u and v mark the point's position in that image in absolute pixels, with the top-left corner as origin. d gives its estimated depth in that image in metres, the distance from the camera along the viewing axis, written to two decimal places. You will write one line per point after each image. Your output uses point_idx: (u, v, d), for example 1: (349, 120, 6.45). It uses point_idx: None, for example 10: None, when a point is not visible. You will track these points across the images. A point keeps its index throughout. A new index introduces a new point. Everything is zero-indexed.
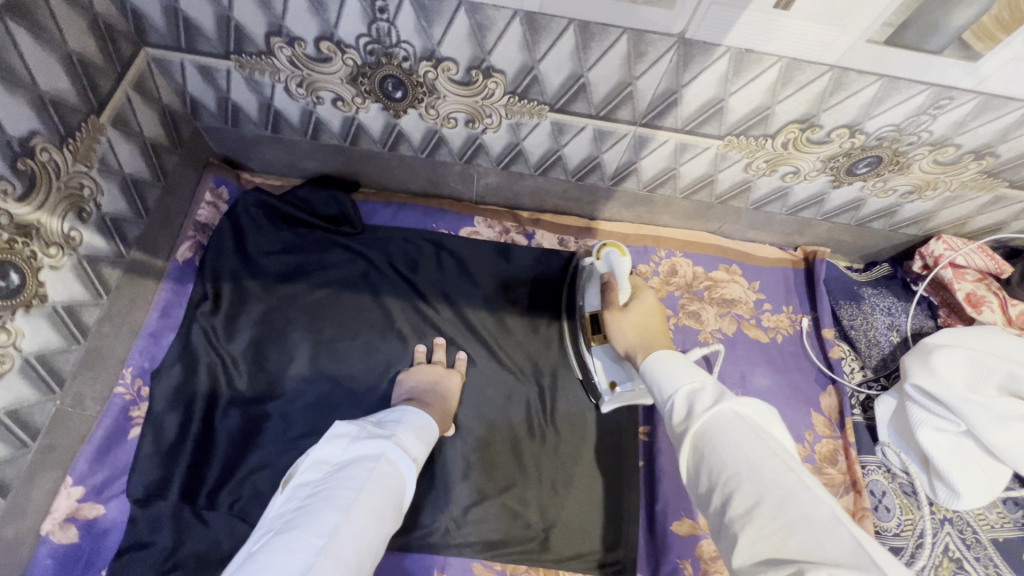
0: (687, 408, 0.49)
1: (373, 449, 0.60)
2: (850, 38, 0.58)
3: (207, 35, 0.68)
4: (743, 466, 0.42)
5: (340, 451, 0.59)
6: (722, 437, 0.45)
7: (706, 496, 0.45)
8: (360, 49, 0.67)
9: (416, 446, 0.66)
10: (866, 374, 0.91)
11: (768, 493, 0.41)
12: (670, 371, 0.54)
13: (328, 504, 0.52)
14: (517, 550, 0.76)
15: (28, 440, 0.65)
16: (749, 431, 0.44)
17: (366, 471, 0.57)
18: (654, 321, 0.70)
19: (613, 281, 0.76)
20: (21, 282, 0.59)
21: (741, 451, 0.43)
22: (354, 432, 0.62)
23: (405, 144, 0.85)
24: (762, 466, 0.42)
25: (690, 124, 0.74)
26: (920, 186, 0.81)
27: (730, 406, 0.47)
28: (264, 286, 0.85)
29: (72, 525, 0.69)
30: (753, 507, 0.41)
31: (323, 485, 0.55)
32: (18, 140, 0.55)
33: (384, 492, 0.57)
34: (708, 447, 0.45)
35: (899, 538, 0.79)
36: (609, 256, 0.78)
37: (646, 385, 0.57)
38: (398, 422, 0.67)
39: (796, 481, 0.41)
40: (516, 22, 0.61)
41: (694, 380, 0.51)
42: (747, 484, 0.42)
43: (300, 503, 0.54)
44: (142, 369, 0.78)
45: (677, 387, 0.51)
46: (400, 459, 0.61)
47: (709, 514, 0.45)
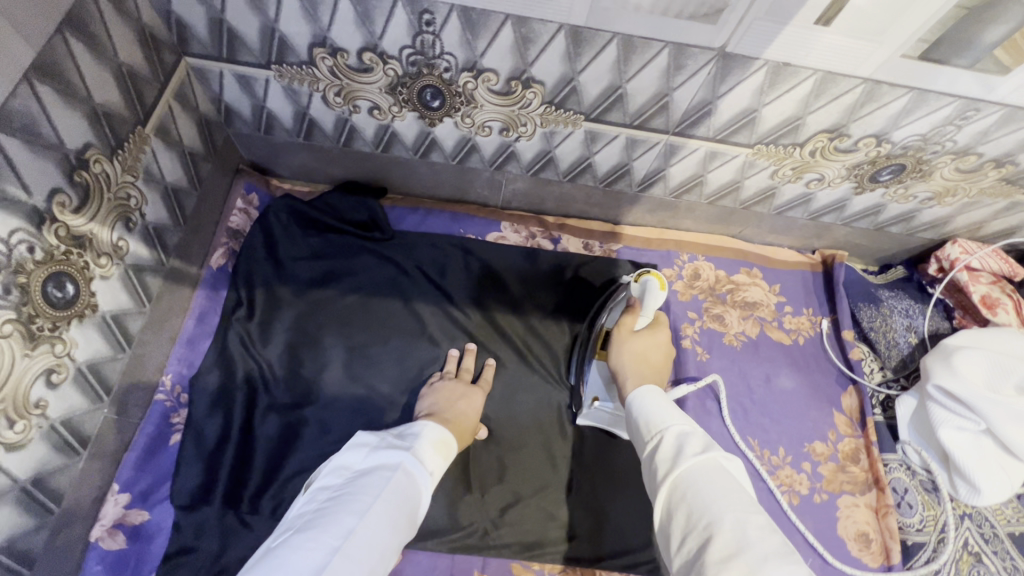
0: (673, 448, 0.52)
1: (392, 458, 0.62)
2: (887, 52, 0.60)
3: (249, 46, 0.69)
4: (724, 514, 0.45)
5: (361, 460, 0.62)
6: (707, 483, 0.48)
7: (680, 538, 0.47)
8: (403, 60, 0.68)
9: (434, 461, 0.66)
10: (886, 374, 0.93)
11: (747, 545, 0.43)
12: (658, 410, 0.58)
13: (346, 508, 0.54)
14: (554, 550, 0.78)
15: (80, 448, 0.64)
16: (732, 484, 0.48)
17: (383, 479, 0.59)
18: (655, 360, 0.73)
19: (639, 305, 0.76)
20: (75, 292, 0.59)
21: (725, 500, 0.46)
22: (374, 442, 0.64)
23: (437, 151, 0.86)
24: (745, 521, 0.45)
25: (722, 133, 0.75)
26: (940, 193, 0.84)
27: (716, 456, 0.50)
28: (297, 292, 0.86)
29: (120, 531, 0.69)
30: (730, 556, 0.43)
31: (341, 490, 0.58)
32: (74, 152, 0.56)
33: (401, 500, 0.58)
34: (691, 489, 0.48)
35: (922, 533, 0.81)
36: (647, 284, 0.74)
37: (631, 416, 0.61)
38: (417, 434, 0.68)
39: (776, 542, 0.44)
40: (561, 36, 0.63)
41: (683, 424, 0.55)
42: (727, 534, 0.44)
43: (319, 505, 0.56)
44: (181, 375, 0.79)
45: (664, 427, 0.55)
46: (417, 472, 0.63)
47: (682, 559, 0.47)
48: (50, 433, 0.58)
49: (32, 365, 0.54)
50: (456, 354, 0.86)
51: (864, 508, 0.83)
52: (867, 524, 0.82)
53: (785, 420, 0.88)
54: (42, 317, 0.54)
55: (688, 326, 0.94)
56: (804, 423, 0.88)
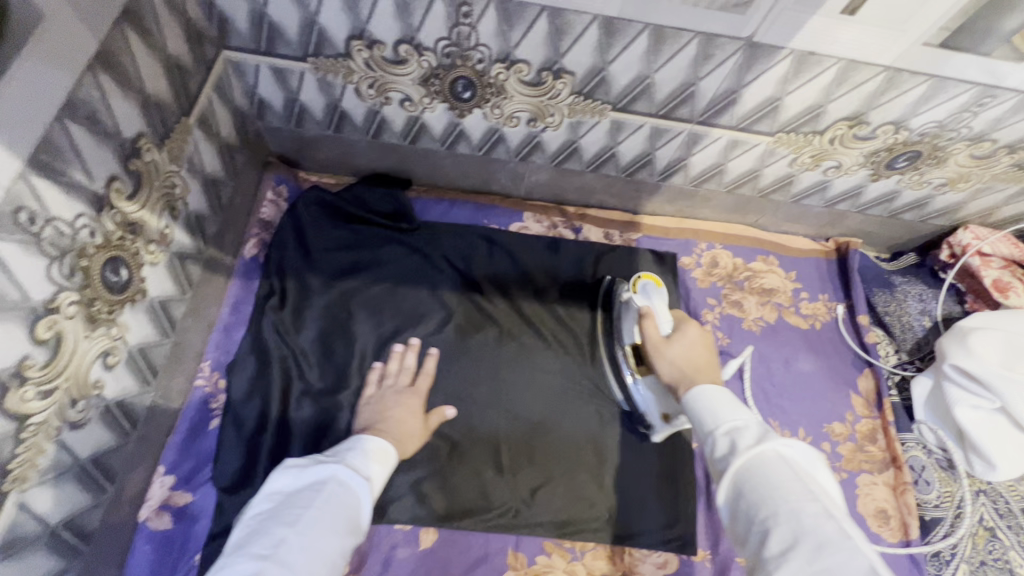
0: (728, 443, 0.53)
1: (322, 473, 0.57)
2: (909, 40, 0.62)
3: (288, 39, 0.71)
4: (781, 507, 0.46)
5: (288, 482, 0.56)
6: (763, 477, 0.48)
7: (743, 533, 0.48)
8: (438, 51, 0.70)
9: (371, 467, 0.62)
10: (901, 356, 0.95)
11: (806, 536, 0.44)
12: (713, 407, 0.58)
13: (278, 524, 0.51)
14: (585, 528, 0.80)
15: (130, 428, 0.67)
16: (789, 475, 0.48)
17: (314, 492, 0.55)
18: (700, 355, 0.71)
19: (652, 311, 0.79)
20: (128, 277, 0.61)
21: (782, 494, 0.47)
22: (304, 460, 0.59)
23: (464, 142, 0.88)
24: (801, 511, 0.45)
25: (745, 122, 0.78)
26: (953, 179, 0.86)
27: (772, 448, 0.50)
28: (327, 282, 0.87)
29: (166, 512, 0.71)
30: (790, 548, 0.44)
31: (273, 513, 0.53)
32: (129, 140, 0.58)
33: (338, 510, 0.54)
34: (750, 485, 0.49)
35: (939, 509, 0.84)
36: (648, 288, 0.83)
37: (689, 413, 0.61)
38: (350, 449, 0.64)
39: (835, 529, 0.44)
40: (594, 26, 0.65)
41: (737, 419, 0.55)
42: (785, 525, 0.45)
43: (249, 531, 0.51)
44: (219, 362, 0.81)
45: (718, 423, 0.56)
46: (353, 480, 0.58)
47: (748, 554, 0.48)
48: (106, 413, 0.61)
49: (90, 346, 0.56)
50: (399, 350, 0.84)
51: (882, 485, 0.85)
52: (886, 501, 0.84)
53: (804, 401, 0.91)
54: (100, 301, 0.56)
55: (709, 312, 0.96)
56: (823, 405, 0.91)
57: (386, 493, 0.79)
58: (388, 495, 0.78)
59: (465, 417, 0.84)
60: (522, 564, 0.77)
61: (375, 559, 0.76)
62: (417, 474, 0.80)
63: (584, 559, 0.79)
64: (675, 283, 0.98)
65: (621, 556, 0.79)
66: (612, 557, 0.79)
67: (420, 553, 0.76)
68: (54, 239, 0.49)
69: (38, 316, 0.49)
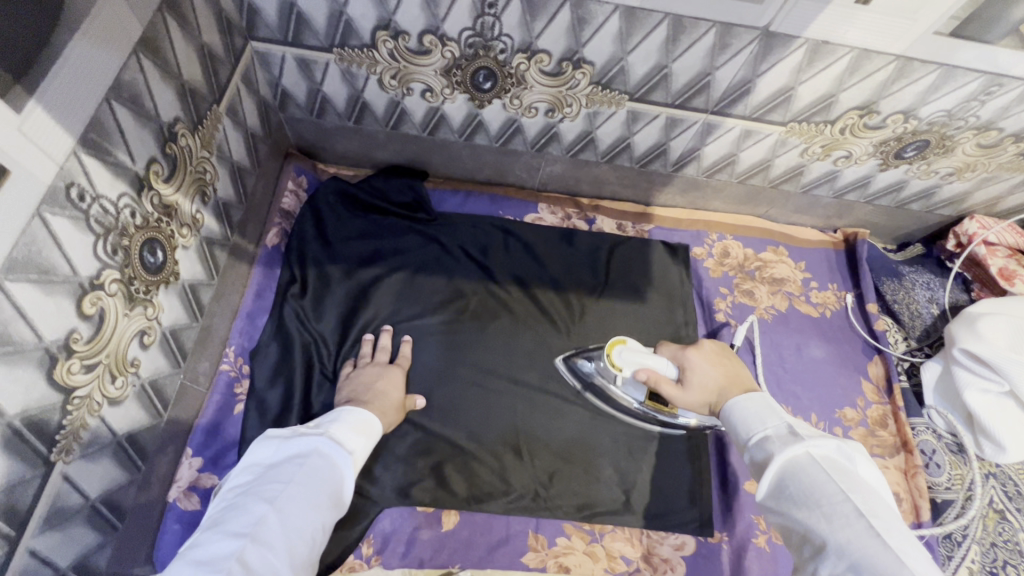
0: (763, 451, 0.58)
1: (304, 446, 0.60)
2: (920, 28, 0.64)
3: (315, 30, 0.73)
4: (813, 511, 0.50)
5: (270, 453, 0.59)
6: (794, 482, 0.53)
7: (787, 533, 0.53)
8: (461, 42, 0.72)
9: (353, 439, 0.64)
10: (910, 343, 0.98)
11: (836, 536, 0.48)
12: (746, 417, 0.63)
13: (256, 497, 0.54)
14: (603, 511, 0.81)
15: (161, 410, 0.68)
16: (820, 475, 0.52)
17: (296, 465, 0.57)
18: (717, 373, 0.72)
19: (652, 372, 0.74)
20: (163, 259, 0.62)
21: (814, 495, 0.51)
22: (285, 432, 0.62)
23: (482, 133, 0.90)
24: (832, 513, 0.49)
25: (759, 111, 0.80)
26: (960, 168, 0.89)
27: (800, 452, 0.54)
28: (347, 270, 0.88)
29: (195, 493, 0.72)
30: (824, 549, 0.48)
31: (253, 485, 0.56)
32: (167, 125, 0.59)
33: (316, 485, 0.57)
34: (784, 491, 0.53)
35: (950, 491, 0.85)
36: (625, 356, 0.77)
37: (728, 424, 0.66)
38: (333, 420, 0.66)
39: (865, 527, 0.47)
40: (615, 17, 0.67)
41: (768, 430, 0.60)
42: (817, 527, 0.49)
43: (230, 500, 0.55)
44: (243, 348, 0.82)
45: (752, 432, 0.61)
46: (336, 453, 0.61)
47: (794, 553, 0.53)
48: (141, 392, 0.63)
49: (129, 324, 0.57)
50: (370, 338, 0.84)
51: (893, 469, 0.86)
52: (897, 484, 0.85)
53: (816, 387, 0.93)
54: (138, 280, 0.58)
55: (721, 300, 0.98)
56: (835, 390, 0.93)
57: (407, 476, 0.80)
58: (409, 478, 0.79)
59: (485, 401, 0.85)
60: (543, 545, 0.78)
61: (398, 540, 0.77)
62: (439, 457, 0.81)
63: (604, 541, 0.80)
64: (688, 272, 0.99)
65: (640, 538, 0.80)
66: (631, 539, 0.80)
67: (442, 534, 0.77)
68: (100, 216, 0.51)
69: (85, 291, 0.50)
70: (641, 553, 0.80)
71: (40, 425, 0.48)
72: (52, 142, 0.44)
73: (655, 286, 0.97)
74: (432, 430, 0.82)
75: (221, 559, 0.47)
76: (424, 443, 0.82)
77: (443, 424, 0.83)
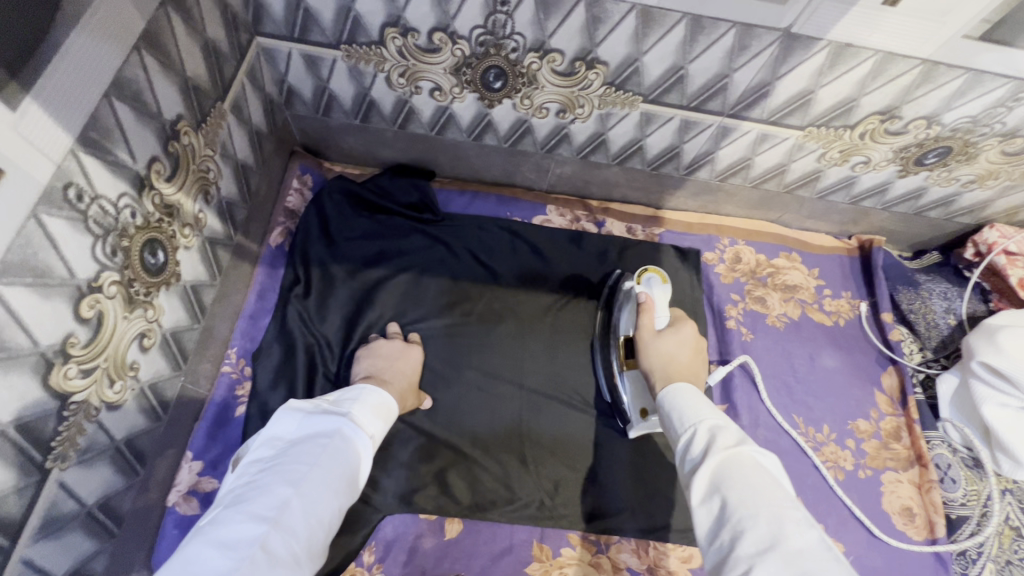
0: (706, 444, 0.52)
1: (327, 426, 0.59)
2: (948, 32, 0.62)
3: (322, 26, 0.71)
4: (762, 508, 0.44)
5: (293, 429, 0.58)
6: (745, 477, 0.47)
7: (715, 527, 0.46)
8: (472, 40, 0.71)
9: (373, 424, 0.63)
10: (925, 355, 0.95)
11: (785, 539, 0.42)
12: (693, 406, 0.57)
13: (279, 477, 0.52)
14: (609, 523, 0.79)
15: (161, 413, 0.67)
16: (769, 478, 0.47)
17: (319, 447, 0.56)
18: (684, 357, 0.71)
19: (650, 303, 0.77)
20: (164, 259, 0.61)
21: (763, 494, 0.45)
22: (308, 407, 0.60)
23: (491, 133, 0.88)
24: (782, 515, 0.44)
25: (776, 115, 0.77)
26: (982, 176, 0.86)
27: (751, 451, 0.49)
28: (351, 271, 0.86)
29: (194, 497, 0.70)
30: (768, 550, 0.41)
31: (275, 462, 0.54)
32: (170, 123, 0.58)
33: (338, 468, 0.55)
34: (729, 481, 0.47)
35: (965, 508, 0.83)
36: (651, 281, 0.79)
37: (664, 417, 0.60)
38: (354, 399, 0.64)
39: (814, 538, 0.42)
40: (631, 16, 0.65)
41: (716, 421, 0.54)
42: (762, 526, 0.43)
43: (252, 477, 0.53)
44: (245, 349, 0.81)
45: (698, 423, 0.55)
46: (356, 438, 0.59)
47: (715, 552, 0.45)
48: (140, 395, 0.61)
49: (129, 327, 0.56)
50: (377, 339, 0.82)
51: (907, 483, 0.84)
52: (910, 498, 0.84)
53: (828, 398, 0.90)
54: (138, 283, 0.56)
55: (732, 307, 0.96)
56: (847, 401, 0.90)
57: (409, 482, 0.78)
58: (412, 485, 0.78)
59: (489, 407, 0.84)
60: (547, 556, 0.76)
61: (399, 548, 0.75)
62: (441, 464, 0.80)
63: (610, 552, 0.78)
64: (698, 278, 0.97)
65: (646, 550, 0.79)
66: (636, 551, 0.78)
67: (444, 542, 0.76)
68: (99, 217, 0.49)
69: (83, 294, 0.49)
70: (648, 565, 0.78)
71: (34, 432, 0.46)
72: (51, 142, 0.43)
73: None
74: (436, 436, 0.81)
75: (244, 542, 0.46)
76: (427, 449, 0.80)
77: (447, 429, 0.82)
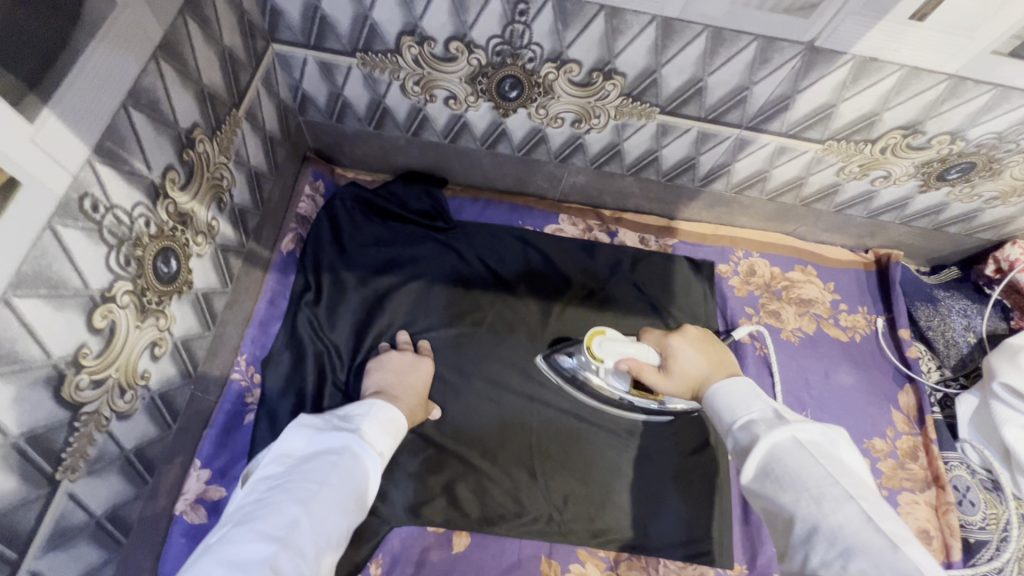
0: (747, 436, 0.54)
1: (336, 442, 0.58)
2: (977, 47, 0.61)
3: (338, 33, 0.70)
4: (802, 493, 0.46)
5: (302, 445, 0.57)
6: (783, 465, 0.49)
7: (773, 517, 0.49)
8: (489, 49, 0.70)
9: (383, 440, 0.62)
10: (944, 373, 0.94)
11: (827, 520, 0.44)
12: (731, 401, 0.59)
13: (288, 496, 0.52)
14: (618, 539, 0.78)
15: (170, 421, 0.67)
16: (806, 459, 0.48)
17: (328, 464, 0.55)
18: (702, 363, 0.67)
19: (634, 360, 0.71)
20: (176, 267, 0.60)
21: (801, 479, 0.47)
22: (318, 423, 0.60)
23: (505, 142, 0.87)
24: (821, 495, 0.46)
25: (795, 128, 0.76)
26: (1006, 192, 0.84)
27: (786, 433, 0.51)
28: (362, 278, 0.86)
29: (201, 506, 0.70)
30: (813, 534, 0.44)
31: (285, 480, 0.54)
32: (185, 131, 0.58)
33: (347, 486, 0.54)
34: (771, 473, 0.49)
35: (984, 532, 0.81)
36: (604, 347, 0.73)
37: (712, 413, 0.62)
38: (364, 415, 0.63)
39: (854, 510, 0.44)
40: (651, 28, 0.64)
41: (753, 412, 0.56)
42: (805, 510, 0.46)
43: (261, 494, 0.53)
44: (255, 356, 0.80)
45: (738, 416, 0.57)
46: (366, 455, 0.58)
47: (779, 538, 0.49)
48: (150, 404, 0.61)
49: (140, 337, 0.56)
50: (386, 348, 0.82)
51: (924, 505, 0.83)
52: (927, 521, 0.81)
53: (844, 416, 0.89)
54: (151, 291, 0.56)
55: (746, 321, 0.94)
56: (863, 420, 0.89)
57: (418, 494, 0.77)
58: (420, 497, 0.77)
59: (498, 418, 0.83)
60: (555, 571, 0.75)
61: (407, 560, 0.75)
62: (449, 475, 0.79)
63: (619, 569, 0.77)
64: (712, 290, 0.96)
65: (656, 568, 0.77)
66: (646, 568, 0.77)
67: (452, 555, 0.75)
68: (114, 227, 0.49)
69: (96, 304, 0.48)
70: None
71: (45, 444, 0.46)
72: (67, 153, 0.42)
73: (678, 305, 0.93)
74: (444, 447, 0.80)
75: (252, 562, 0.46)
76: (436, 460, 0.79)
77: (456, 440, 0.81)
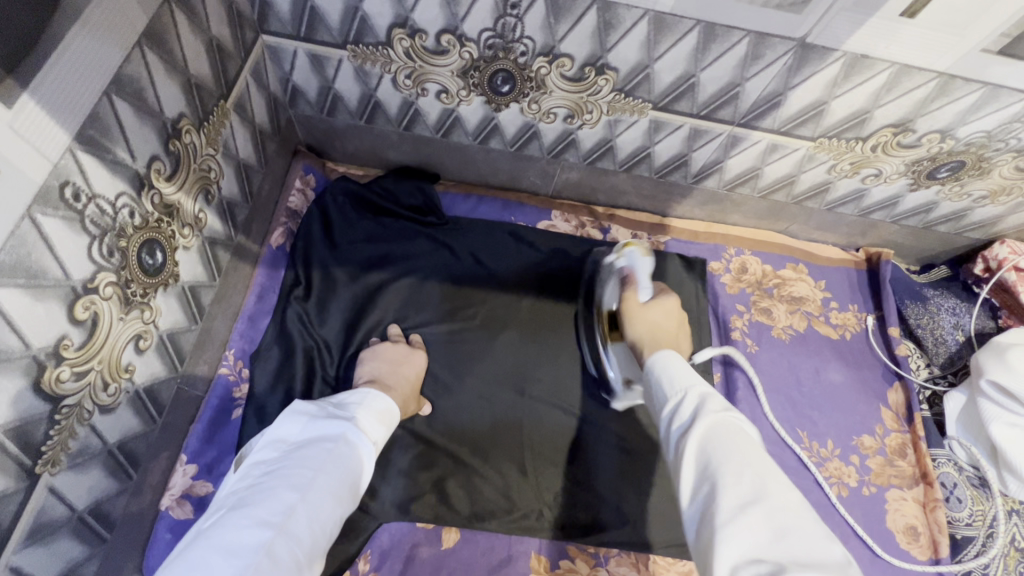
0: (696, 408, 0.51)
1: (331, 430, 0.58)
2: (966, 45, 0.61)
3: (328, 25, 0.70)
4: (747, 471, 0.44)
5: (297, 432, 0.57)
6: (730, 441, 0.46)
7: (697, 488, 0.46)
8: (481, 43, 0.69)
9: (377, 430, 0.62)
10: (932, 371, 0.94)
11: (767, 500, 0.42)
12: (682, 373, 0.56)
13: (284, 481, 0.51)
14: (608, 535, 0.78)
15: (156, 416, 0.66)
16: (752, 445, 0.47)
17: (324, 452, 0.55)
18: (671, 325, 0.69)
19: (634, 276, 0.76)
20: (162, 260, 0.60)
21: (749, 459, 0.45)
22: (313, 411, 0.59)
23: (497, 137, 0.87)
24: (765, 478, 0.44)
25: (787, 125, 0.76)
26: (995, 191, 0.85)
27: (736, 417, 0.49)
28: (353, 274, 0.85)
29: (188, 502, 0.69)
30: (748, 508, 0.42)
31: (279, 466, 0.53)
32: (171, 121, 0.57)
33: (342, 474, 0.54)
34: (715, 445, 0.46)
35: (971, 528, 0.82)
36: (631, 255, 0.81)
37: (650, 383, 0.59)
38: (359, 403, 0.63)
39: (792, 499, 0.43)
40: (643, 22, 0.64)
41: (703, 387, 0.54)
42: (745, 486, 0.43)
43: (255, 480, 0.52)
44: (244, 351, 0.80)
45: (688, 387, 0.54)
46: (360, 444, 0.58)
47: (696, 508, 0.46)
48: (135, 399, 0.60)
49: (125, 329, 0.55)
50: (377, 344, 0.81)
51: (911, 501, 0.83)
52: (915, 517, 0.82)
53: (834, 414, 0.89)
54: (135, 284, 0.55)
55: (737, 318, 0.95)
56: (852, 417, 0.89)
57: (408, 491, 0.77)
58: (409, 493, 0.77)
59: (489, 415, 0.83)
60: (545, 568, 0.75)
61: (396, 557, 0.74)
62: (439, 472, 0.79)
63: (609, 565, 0.76)
64: (704, 287, 0.96)
65: (646, 564, 0.77)
66: (637, 564, 0.77)
67: (441, 552, 0.75)
68: (96, 217, 0.48)
69: (78, 295, 0.48)
70: None
71: (24, 437, 0.45)
72: (48, 141, 0.42)
73: None
74: (434, 443, 0.80)
75: (247, 548, 0.45)
76: (426, 456, 0.79)
77: (446, 436, 0.80)
